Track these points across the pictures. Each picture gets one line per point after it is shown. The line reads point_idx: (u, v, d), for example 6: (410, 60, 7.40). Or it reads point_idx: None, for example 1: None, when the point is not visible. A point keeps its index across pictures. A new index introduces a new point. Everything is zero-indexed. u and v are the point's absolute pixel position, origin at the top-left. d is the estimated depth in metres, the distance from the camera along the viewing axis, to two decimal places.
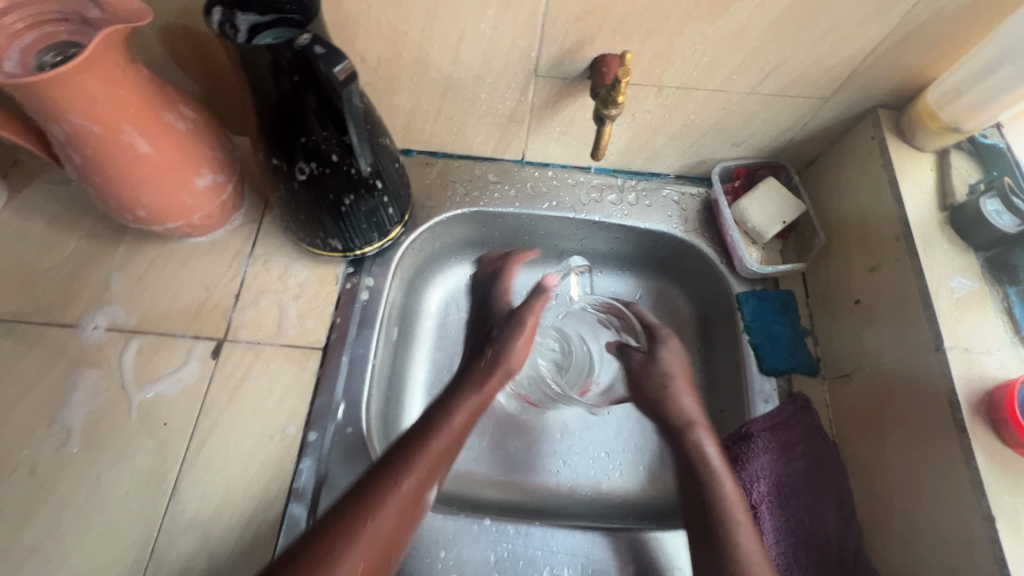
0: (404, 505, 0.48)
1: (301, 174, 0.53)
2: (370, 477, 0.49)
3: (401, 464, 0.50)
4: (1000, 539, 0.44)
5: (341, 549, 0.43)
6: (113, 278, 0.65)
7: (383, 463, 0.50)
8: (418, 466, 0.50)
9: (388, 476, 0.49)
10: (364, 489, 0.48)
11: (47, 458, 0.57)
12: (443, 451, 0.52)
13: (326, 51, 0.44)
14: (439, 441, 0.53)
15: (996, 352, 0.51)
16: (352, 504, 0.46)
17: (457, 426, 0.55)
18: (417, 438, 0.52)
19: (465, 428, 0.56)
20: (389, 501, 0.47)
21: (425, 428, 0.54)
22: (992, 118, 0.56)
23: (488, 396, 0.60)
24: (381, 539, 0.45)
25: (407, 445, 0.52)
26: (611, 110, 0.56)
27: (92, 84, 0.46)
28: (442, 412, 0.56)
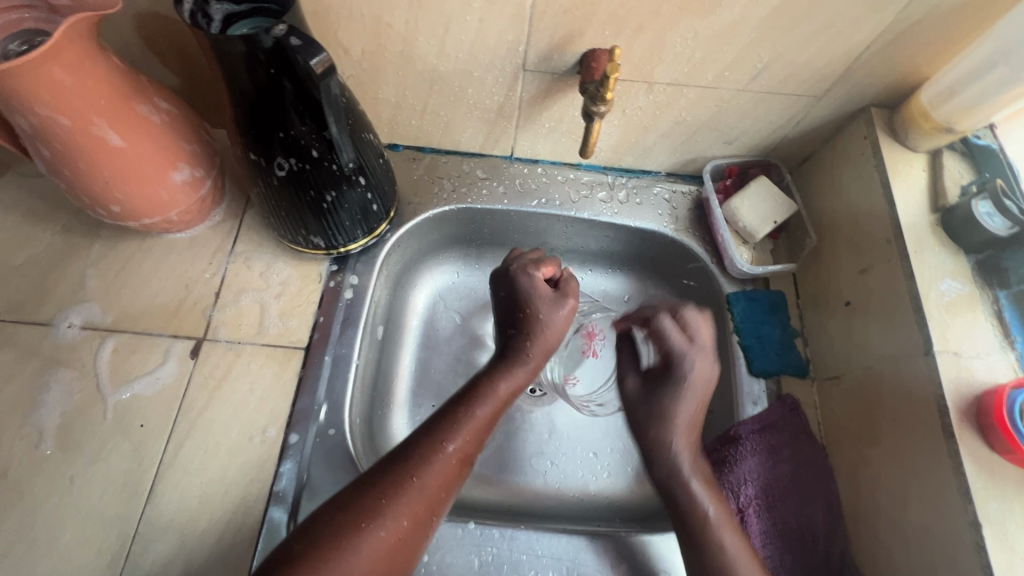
0: (447, 470, 0.46)
1: (280, 170, 0.52)
2: (416, 435, 0.47)
3: (447, 426, 0.48)
4: (986, 546, 0.43)
5: (383, 508, 0.43)
6: (88, 275, 0.63)
7: (428, 424, 0.48)
8: (464, 429, 0.48)
9: (433, 438, 0.47)
10: (410, 446, 0.46)
11: (19, 461, 0.55)
12: (489, 419, 0.50)
13: (302, 42, 0.42)
14: (487, 407, 0.50)
15: (986, 356, 0.50)
16: (394, 464, 0.45)
17: (505, 394, 0.52)
18: (466, 399, 0.50)
19: (513, 396, 0.52)
20: (434, 463, 0.46)
21: (471, 391, 0.51)
22: (986, 119, 0.55)
23: (539, 365, 0.55)
24: (424, 502, 0.44)
25: (452, 407, 0.50)
26: (600, 106, 0.55)
27: (59, 75, 0.45)
28: (487, 378, 0.52)
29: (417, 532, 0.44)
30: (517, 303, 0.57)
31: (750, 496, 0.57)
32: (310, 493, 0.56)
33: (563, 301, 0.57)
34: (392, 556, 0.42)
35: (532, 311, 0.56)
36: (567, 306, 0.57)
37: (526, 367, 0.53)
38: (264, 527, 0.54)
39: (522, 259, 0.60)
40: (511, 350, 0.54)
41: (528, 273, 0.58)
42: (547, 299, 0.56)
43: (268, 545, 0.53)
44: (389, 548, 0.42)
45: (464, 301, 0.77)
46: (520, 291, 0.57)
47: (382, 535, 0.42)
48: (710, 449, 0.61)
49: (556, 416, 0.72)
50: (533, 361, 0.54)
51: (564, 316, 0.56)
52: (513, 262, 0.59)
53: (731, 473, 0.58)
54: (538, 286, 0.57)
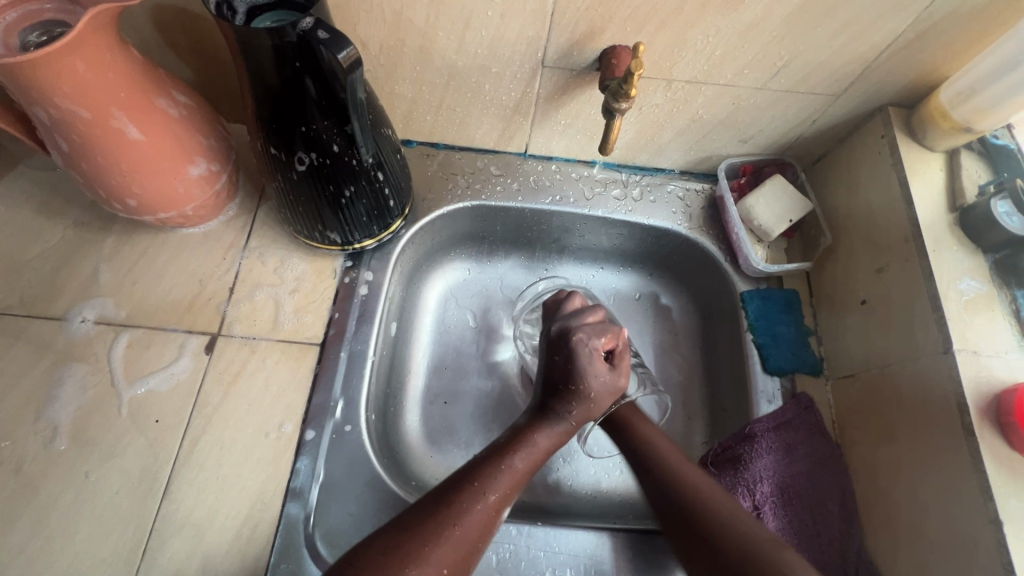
0: (486, 520, 0.46)
1: (300, 165, 0.51)
2: (456, 482, 0.48)
3: (486, 476, 0.48)
4: (1007, 544, 0.44)
5: (426, 555, 0.43)
6: (101, 269, 0.63)
7: (469, 472, 0.49)
8: (503, 482, 0.48)
9: (475, 488, 0.47)
10: (449, 493, 0.47)
11: (33, 456, 0.54)
12: (527, 472, 0.51)
13: (329, 36, 0.41)
14: (526, 459, 0.51)
15: (1004, 354, 0.51)
16: (434, 511, 0.45)
17: (544, 447, 0.52)
18: (504, 450, 0.51)
19: (551, 451, 0.53)
20: (473, 512, 0.46)
21: (512, 442, 0.51)
22: (1004, 119, 0.55)
23: (578, 427, 0.55)
24: (463, 551, 0.44)
25: (493, 457, 0.50)
26: (621, 103, 0.54)
27: (80, 66, 0.44)
28: (529, 430, 0.53)
29: None
30: (569, 372, 0.55)
31: (766, 493, 0.57)
32: (327, 489, 0.56)
33: (619, 377, 0.57)
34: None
35: (583, 386, 0.54)
36: (623, 374, 0.57)
37: (567, 425, 0.54)
38: (282, 523, 0.54)
39: (582, 327, 0.58)
40: (552, 409, 0.54)
41: (588, 343, 0.56)
42: (603, 374, 0.55)
43: (286, 541, 0.53)
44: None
45: (477, 298, 0.77)
46: (576, 364, 0.55)
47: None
48: (724, 447, 0.61)
49: None
50: (574, 421, 0.54)
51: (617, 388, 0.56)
52: (574, 329, 0.57)
53: (747, 471, 0.58)
54: (597, 363, 0.56)
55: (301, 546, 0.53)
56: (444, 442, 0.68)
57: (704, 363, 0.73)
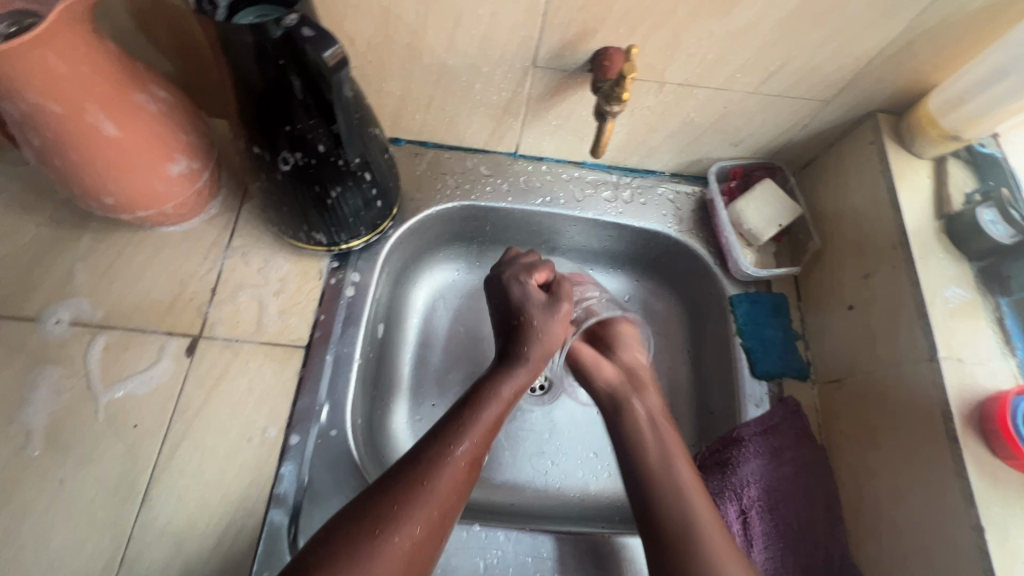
0: (459, 473, 0.47)
1: (285, 165, 0.50)
2: (424, 442, 0.48)
3: (455, 430, 0.49)
4: (988, 550, 0.45)
5: (402, 513, 0.43)
6: (76, 268, 0.61)
7: (435, 432, 0.49)
8: (471, 433, 0.49)
9: (441, 444, 0.47)
10: (420, 453, 0.47)
11: (5, 463, 0.53)
12: (495, 421, 0.51)
13: (314, 34, 0.41)
14: (494, 409, 0.52)
15: (987, 362, 0.51)
16: (409, 474, 0.45)
17: (508, 396, 0.53)
18: (472, 404, 0.51)
19: (516, 397, 0.54)
20: (444, 469, 0.46)
21: (476, 397, 0.52)
22: (992, 128, 0.55)
23: (540, 366, 0.57)
24: (441, 505, 0.45)
25: (459, 414, 0.50)
26: (614, 106, 0.54)
27: (53, 59, 0.42)
28: (490, 381, 0.54)
29: (433, 540, 0.44)
30: (510, 310, 0.59)
31: (752, 498, 0.57)
32: (312, 495, 0.55)
33: (557, 304, 0.59)
34: (410, 565, 0.42)
35: (525, 318, 0.58)
36: (564, 302, 0.60)
37: (527, 367, 0.55)
38: (265, 531, 0.53)
39: (516, 266, 0.63)
40: (507, 352, 0.56)
41: (520, 281, 0.61)
42: (540, 302, 0.59)
43: (270, 549, 0.52)
44: (406, 555, 0.42)
45: (465, 299, 0.76)
46: (512, 300, 0.59)
47: (398, 545, 0.42)
48: (712, 451, 0.61)
49: (556, 416, 0.72)
50: (532, 358, 0.56)
51: (562, 319, 0.59)
52: (506, 271, 0.62)
53: (734, 475, 0.58)
54: (530, 295, 0.59)
55: (285, 554, 0.52)
56: None
57: (693, 366, 0.73)
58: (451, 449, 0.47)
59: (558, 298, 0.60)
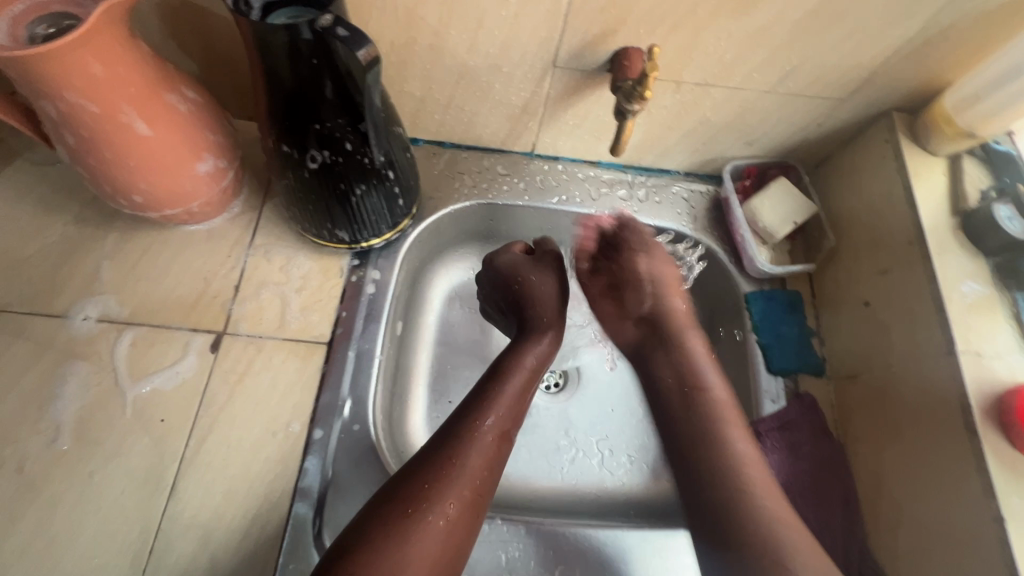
0: (493, 445, 0.51)
1: (313, 163, 0.51)
2: (452, 420, 0.52)
3: (483, 406, 0.53)
4: (1009, 540, 0.45)
5: (450, 486, 0.46)
6: (103, 266, 0.62)
7: (462, 411, 0.53)
8: (496, 407, 0.53)
9: (469, 420, 0.51)
10: (453, 429, 0.51)
11: (36, 456, 0.54)
12: (520, 391, 0.56)
13: (348, 34, 0.41)
14: (518, 382, 0.56)
15: (1006, 356, 0.52)
16: (442, 450, 0.49)
17: (529, 366, 0.59)
18: (495, 379, 0.56)
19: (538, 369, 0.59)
20: (476, 443, 0.50)
21: (498, 371, 0.57)
22: (1007, 125, 0.56)
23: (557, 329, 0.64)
24: (485, 478, 0.49)
25: (484, 390, 0.55)
26: (634, 105, 0.55)
27: (91, 60, 0.44)
28: (512, 357, 0.59)
29: (471, 512, 0.47)
30: (508, 281, 0.66)
31: None
32: (336, 488, 0.56)
33: (545, 263, 0.67)
34: (457, 532, 0.45)
35: (525, 282, 0.65)
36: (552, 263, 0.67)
37: (546, 338, 0.62)
38: (290, 524, 0.54)
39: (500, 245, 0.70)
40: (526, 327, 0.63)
41: (505, 253, 0.67)
42: (527, 266, 0.66)
43: (296, 541, 0.53)
44: (449, 526, 0.45)
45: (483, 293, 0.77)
46: (503, 269, 0.66)
47: (437, 518, 0.45)
48: None
49: (572, 413, 0.72)
50: (547, 327, 0.63)
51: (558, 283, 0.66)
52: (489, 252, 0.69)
53: None
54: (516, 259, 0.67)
55: (310, 546, 0.53)
56: None
57: None
58: (484, 425, 0.51)
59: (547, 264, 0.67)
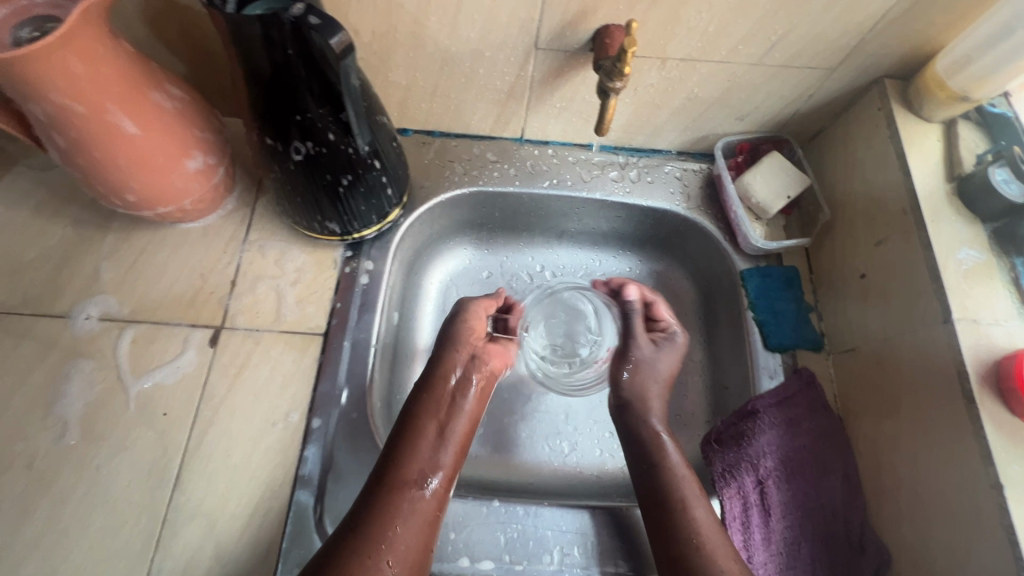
0: (408, 510, 0.50)
1: (297, 155, 0.51)
2: (372, 484, 0.51)
3: (395, 470, 0.52)
4: (1008, 507, 0.44)
5: (358, 557, 0.46)
6: (103, 267, 0.63)
7: (379, 471, 0.52)
8: (408, 470, 0.52)
9: (382, 487, 0.50)
10: (368, 495, 0.50)
11: (44, 452, 0.55)
12: (436, 443, 0.55)
13: (320, 21, 0.41)
14: (433, 427, 0.56)
15: (1003, 322, 0.51)
16: (355, 520, 0.48)
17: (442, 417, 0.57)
18: (408, 435, 0.55)
19: (452, 413, 0.58)
20: (388, 512, 0.49)
21: (409, 423, 0.56)
22: (1002, 86, 0.54)
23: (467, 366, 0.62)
24: (401, 537, 0.48)
25: (396, 448, 0.54)
26: (616, 82, 0.54)
27: (73, 60, 0.44)
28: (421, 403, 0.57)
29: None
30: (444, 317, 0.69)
31: (769, 468, 0.58)
32: (335, 476, 0.57)
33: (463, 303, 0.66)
34: None
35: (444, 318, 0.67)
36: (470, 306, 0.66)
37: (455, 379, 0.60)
38: (292, 509, 0.55)
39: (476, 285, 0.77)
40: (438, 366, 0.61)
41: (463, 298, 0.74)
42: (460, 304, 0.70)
43: (297, 526, 0.54)
44: None
45: (461, 277, 0.78)
46: None
47: None
48: (727, 424, 0.61)
49: (572, 398, 0.72)
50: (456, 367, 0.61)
51: (462, 318, 0.64)
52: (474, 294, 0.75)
53: (750, 446, 0.59)
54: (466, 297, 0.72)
55: (311, 531, 0.54)
56: None
57: (705, 342, 0.74)
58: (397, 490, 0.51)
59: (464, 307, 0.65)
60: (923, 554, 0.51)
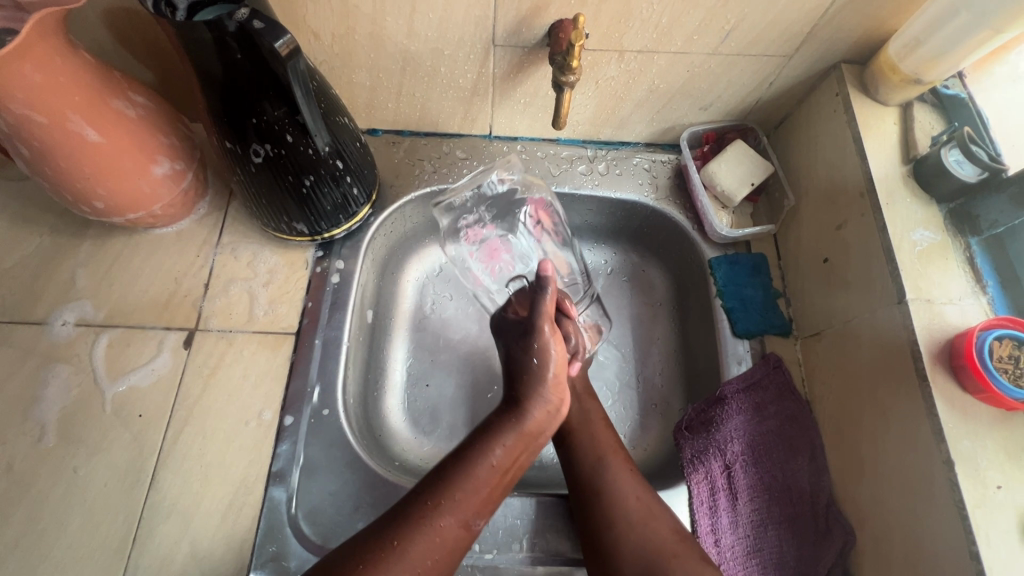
0: (443, 544, 0.46)
1: (257, 157, 0.52)
2: (415, 499, 0.47)
3: (447, 496, 0.47)
4: (959, 481, 0.45)
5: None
6: (78, 273, 0.64)
7: (426, 489, 0.47)
8: (462, 502, 0.47)
9: (424, 511, 0.46)
10: (414, 513, 0.46)
11: (23, 455, 0.56)
12: (496, 481, 0.49)
13: (265, 25, 0.43)
14: (500, 463, 0.50)
15: (958, 301, 0.52)
16: (385, 533, 0.45)
17: (512, 452, 0.51)
18: (469, 457, 0.49)
19: (521, 448, 0.51)
20: (421, 539, 0.45)
21: (475, 445, 0.50)
22: (953, 67, 0.55)
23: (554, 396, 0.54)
24: (431, 570, 0.45)
25: (453, 471, 0.48)
26: (570, 76, 0.55)
27: (30, 70, 0.45)
28: (496, 428, 0.51)
29: None
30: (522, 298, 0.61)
31: (736, 452, 0.59)
32: (308, 471, 0.58)
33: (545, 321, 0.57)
34: None
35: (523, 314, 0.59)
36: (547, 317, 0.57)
37: (542, 407, 0.53)
38: (265, 505, 0.56)
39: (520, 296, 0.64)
40: (523, 387, 0.54)
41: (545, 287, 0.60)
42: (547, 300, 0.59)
43: (270, 522, 0.55)
44: None
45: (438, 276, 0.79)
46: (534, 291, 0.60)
47: None
48: (696, 411, 0.62)
49: None
50: (546, 397, 0.54)
51: (543, 346, 0.55)
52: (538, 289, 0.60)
53: (718, 432, 0.60)
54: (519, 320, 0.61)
55: (285, 525, 0.56)
56: (424, 421, 0.70)
57: (679, 332, 0.74)
58: (440, 515, 0.46)
59: (536, 326, 0.56)
60: (883, 532, 0.51)
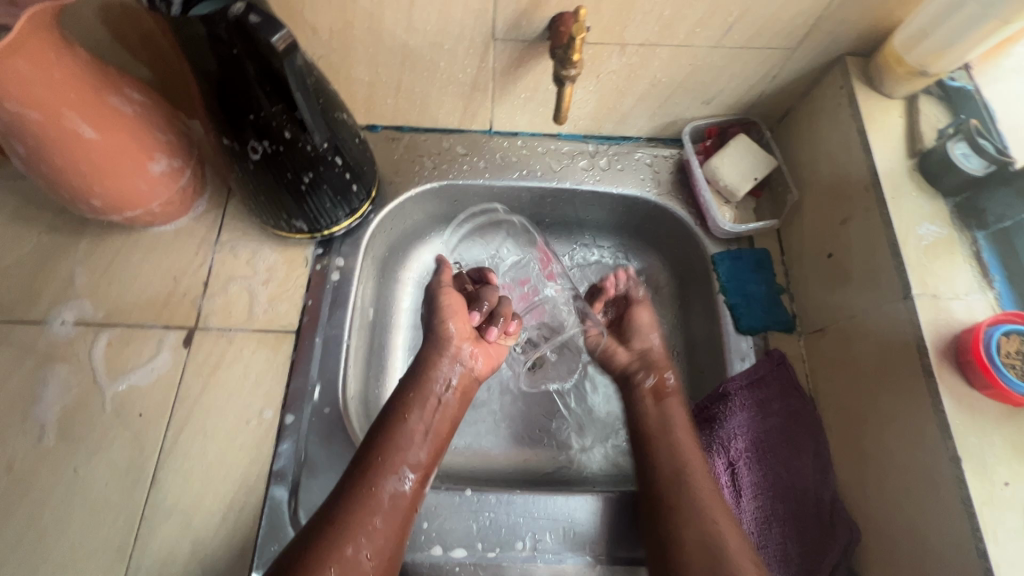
0: (387, 504, 0.50)
1: (255, 154, 0.52)
2: (353, 473, 0.51)
3: (379, 460, 0.52)
4: (966, 478, 0.45)
5: (335, 548, 0.46)
6: (77, 271, 0.64)
7: (360, 460, 0.52)
8: (391, 463, 0.52)
9: (365, 479, 0.50)
10: (346, 489, 0.50)
11: (23, 454, 0.56)
12: (420, 439, 0.55)
13: (261, 20, 0.43)
14: (415, 423, 0.55)
15: (964, 296, 0.51)
16: (334, 507, 0.49)
17: (425, 409, 0.57)
18: (391, 424, 0.55)
19: (437, 405, 0.58)
20: (368, 502, 0.49)
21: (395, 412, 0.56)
22: (959, 59, 0.54)
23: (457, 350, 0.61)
24: (381, 528, 0.49)
25: (379, 438, 0.54)
26: (570, 70, 0.54)
27: (24, 66, 0.45)
28: (409, 392, 0.57)
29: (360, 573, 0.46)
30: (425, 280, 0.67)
31: (739, 449, 0.59)
32: (310, 470, 0.58)
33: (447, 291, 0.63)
34: None
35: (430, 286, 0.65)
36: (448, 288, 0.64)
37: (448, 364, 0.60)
38: (267, 505, 0.56)
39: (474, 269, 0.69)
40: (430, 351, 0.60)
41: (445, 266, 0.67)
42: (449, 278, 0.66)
43: (272, 522, 0.55)
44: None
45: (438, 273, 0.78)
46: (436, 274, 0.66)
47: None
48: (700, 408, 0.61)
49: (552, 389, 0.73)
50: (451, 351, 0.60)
51: (443, 315, 0.62)
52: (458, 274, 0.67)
53: (721, 429, 0.60)
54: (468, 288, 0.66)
55: (286, 524, 0.55)
56: None
57: (682, 329, 0.74)
58: (376, 480, 0.51)
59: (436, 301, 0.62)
60: (889, 529, 0.51)
